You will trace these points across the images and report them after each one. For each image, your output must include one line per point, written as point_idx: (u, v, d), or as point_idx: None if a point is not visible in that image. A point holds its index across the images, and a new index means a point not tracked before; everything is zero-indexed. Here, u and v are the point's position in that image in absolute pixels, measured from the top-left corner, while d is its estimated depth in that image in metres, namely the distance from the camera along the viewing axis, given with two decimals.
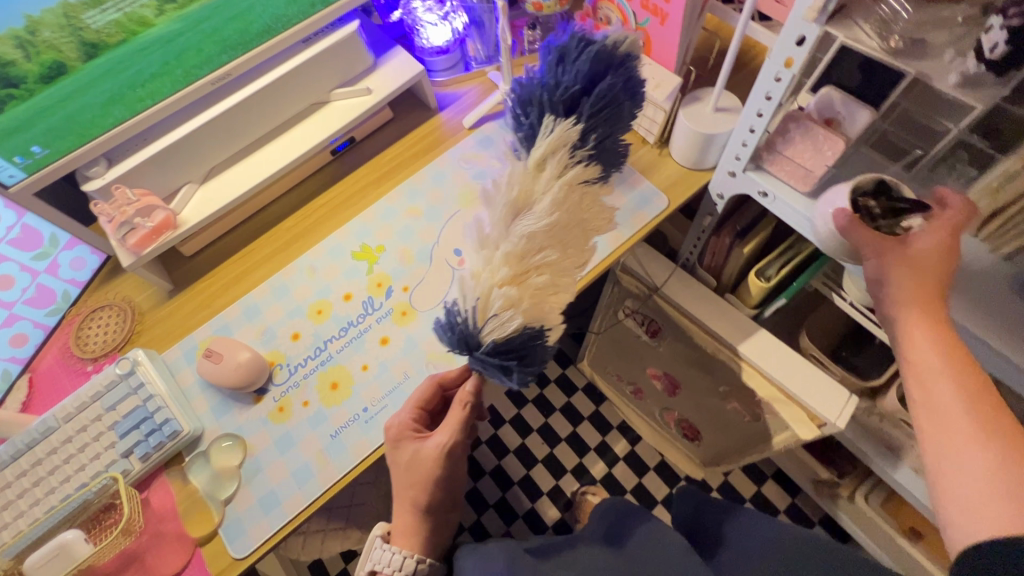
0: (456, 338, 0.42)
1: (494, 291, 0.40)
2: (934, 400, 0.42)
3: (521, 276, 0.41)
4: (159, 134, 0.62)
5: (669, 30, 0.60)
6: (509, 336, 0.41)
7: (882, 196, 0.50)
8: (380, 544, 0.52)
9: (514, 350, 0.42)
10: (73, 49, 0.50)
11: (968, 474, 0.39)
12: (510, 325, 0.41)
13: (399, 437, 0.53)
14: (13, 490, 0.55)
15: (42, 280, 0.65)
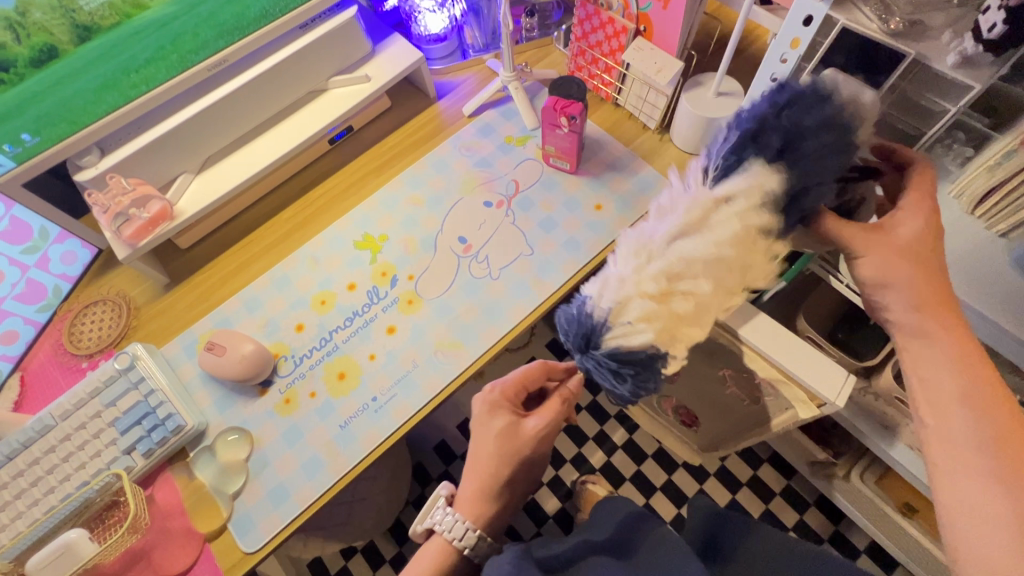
0: (580, 333, 0.38)
1: (633, 297, 0.36)
2: (948, 430, 0.40)
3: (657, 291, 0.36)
4: (154, 122, 0.60)
5: (671, 14, 0.60)
6: (635, 348, 0.37)
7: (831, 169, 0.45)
8: (444, 504, 0.52)
9: (635, 365, 0.37)
10: (65, 31, 0.48)
11: (970, 505, 0.38)
12: (638, 337, 0.36)
13: (493, 412, 0.53)
14: (10, 490, 0.53)
15: (32, 275, 0.62)
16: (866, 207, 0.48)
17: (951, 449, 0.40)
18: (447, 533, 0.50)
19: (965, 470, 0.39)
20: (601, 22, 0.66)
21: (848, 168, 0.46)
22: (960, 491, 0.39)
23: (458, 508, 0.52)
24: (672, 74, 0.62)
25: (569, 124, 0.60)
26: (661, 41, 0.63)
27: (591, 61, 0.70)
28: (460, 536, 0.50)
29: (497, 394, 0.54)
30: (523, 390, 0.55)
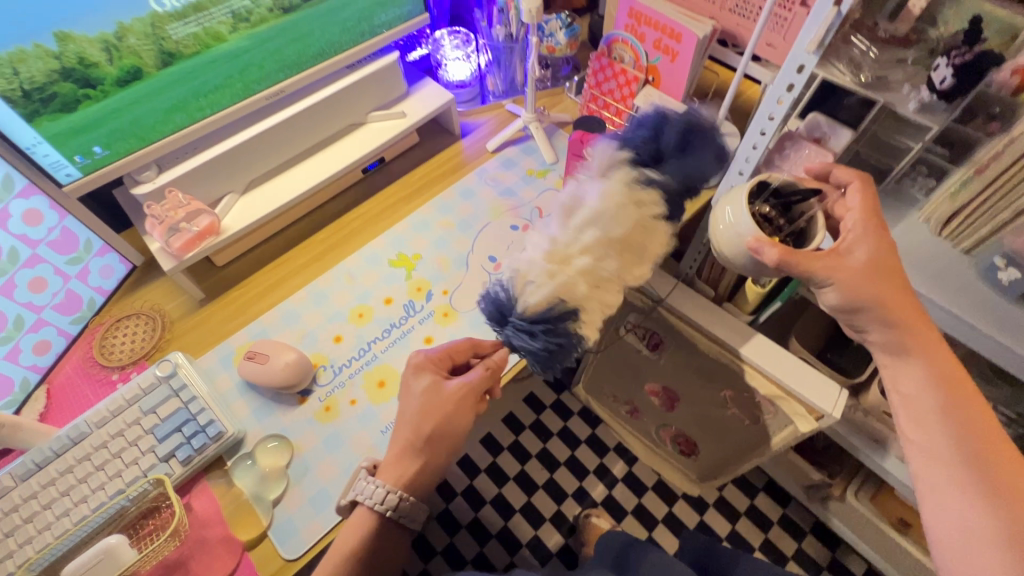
0: (494, 309, 0.48)
1: (537, 262, 0.45)
2: (930, 444, 0.44)
3: (580, 258, 0.44)
4: (209, 144, 0.64)
5: (679, 66, 0.70)
6: (545, 306, 0.45)
7: (773, 197, 0.51)
8: (367, 475, 0.50)
9: (550, 321, 0.45)
10: (152, 56, 0.53)
11: (959, 524, 0.40)
12: (543, 292, 0.44)
13: (419, 368, 0.53)
14: (40, 499, 0.52)
15: (71, 286, 0.62)
16: (817, 226, 0.48)
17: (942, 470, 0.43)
18: (374, 503, 0.48)
19: (952, 489, 0.41)
20: (614, 73, 0.76)
21: (789, 193, 0.50)
22: (954, 513, 0.41)
23: (380, 475, 0.50)
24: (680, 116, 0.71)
25: (594, 154, 0.68)
26: (668, 89, 0.73)
27: (602, 105, 0.79)
28: (382, 501, 0.48)
29: (422, 356, 0.53)
30: (450, 360, 0.54)
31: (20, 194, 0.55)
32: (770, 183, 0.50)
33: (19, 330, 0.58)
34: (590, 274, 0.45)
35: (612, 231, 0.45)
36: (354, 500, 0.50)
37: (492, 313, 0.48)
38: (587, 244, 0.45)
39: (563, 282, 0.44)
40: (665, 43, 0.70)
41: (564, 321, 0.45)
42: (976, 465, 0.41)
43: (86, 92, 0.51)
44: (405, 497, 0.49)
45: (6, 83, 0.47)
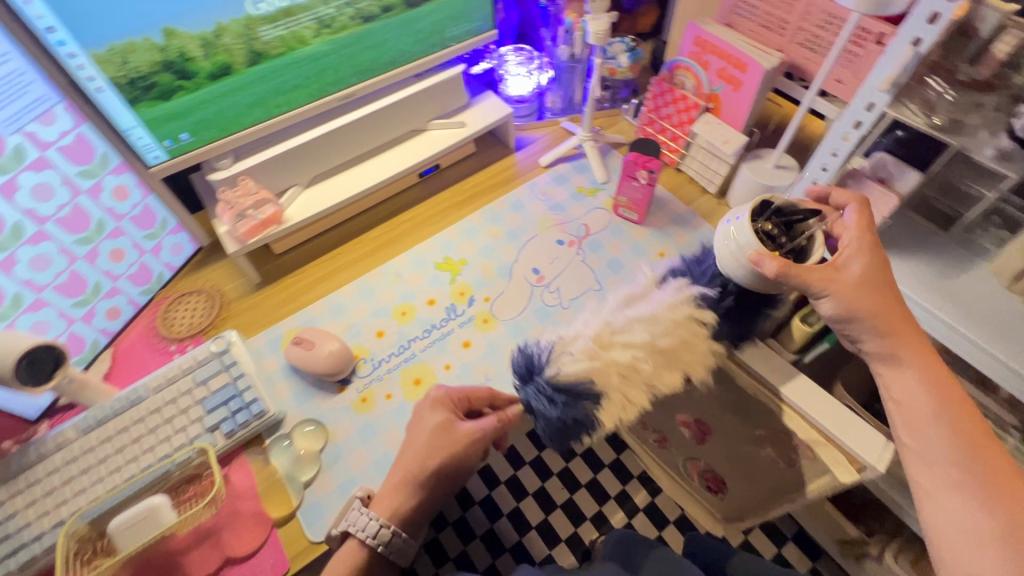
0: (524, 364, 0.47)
1: (586, 335, 0.45)
2: (926, 447, 0.42)
3: (625, 348, 0.44)
4: (282, 139, 0.68)
5: (742, 96, 0.70)
6: (573, 382, 0.44)
7: (774, 215, 0.52)
8: (361, 506, 0.50)
9: (572, 397, 0.44)
10: (242, 55, 0.57)
11: (957, 529, 0.39)
12: (579, 365, 0.44)
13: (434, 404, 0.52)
14: (95, 454, 0.55)
15: (145, 259, 0.66)
16: (815, 243, 0.49)
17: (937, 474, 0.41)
18: (361, 534, 0.48)
19: (949, 495, 0.40)
20: (673, 99, 0.76)
21: (790, 213, 0.52)
22: (953, 517, 0.40)
23: (374, 506, 0.50)
24: (738, 145, 0.71)
25: (647, 177, 0.68)
26: (728, 117, 0.73)
27: (659, 129, 0.80)
28: (373, 534, 0.48)
29: (441, 392, 0.53)
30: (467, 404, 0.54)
31: (114, 171, 0.59)
32: (771, 203, 0.53)
33: (96, 296, 0.61)
34: (625, 368, 0.44)
35: (659, 340, 0.45)
36: (343, 531, 0.50)
37: (521, 364, 0.47)
38: (636, 341, 0.44)
39: (601, 362, 0.44)
40: (729, 72, 0.69)
41: (590, 403, 0.43)
42: (967, 465, 0.40)
43: (181, 83, 0.55)
44: (395, 533, 0.48)
45: (116, 71, 0.51)
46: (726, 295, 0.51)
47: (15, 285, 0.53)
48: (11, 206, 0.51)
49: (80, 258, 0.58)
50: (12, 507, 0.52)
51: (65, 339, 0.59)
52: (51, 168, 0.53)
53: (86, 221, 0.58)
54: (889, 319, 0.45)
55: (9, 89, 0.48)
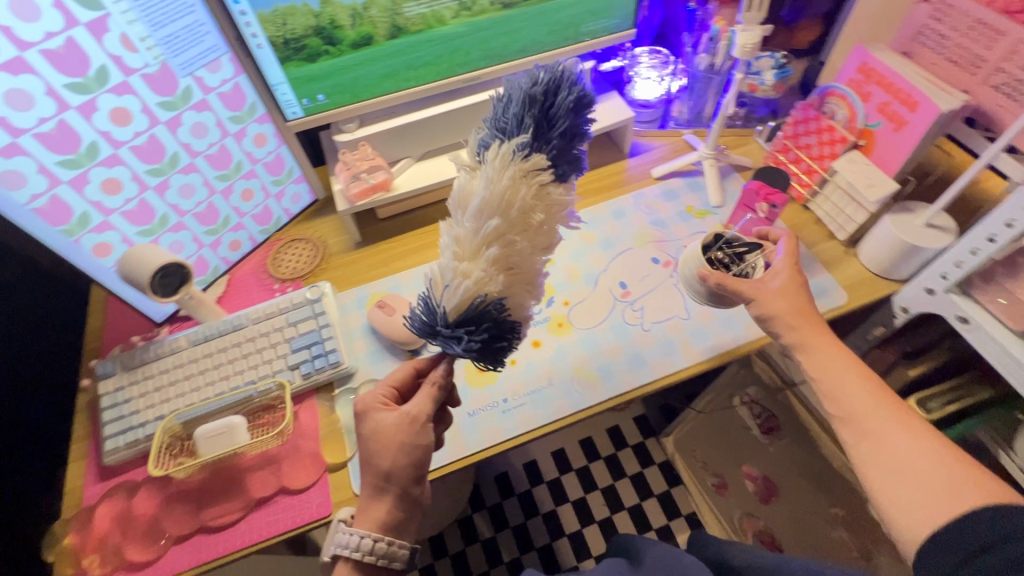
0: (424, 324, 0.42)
1: (448, 265, 0.41)
2: (845, 400, 0.46)
3: (488, 248, 0.40)
4: (404, 112, 0.71)
5: (903, 138, 0.61)
6: (463, 308, 0.40)
7: (723, 245, 0.61)
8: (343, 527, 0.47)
9: (475, 321, 0.41)
10: (385, 28, 0.60)
11: (889, 464, 0.42)
12: (458, 294, 0.40)
13: (366, 408, 0.48)
14: (198, 365, 0.62)
15: (269, 202, 0.73)
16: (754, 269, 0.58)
17: (878, 448, 0.43)
18: (354, 554, 0.45)
19: (887, 440, 0.43)
20: (819, 127, 0.69)
21: (737, 243, 0.61)
22: (885, 458, 0.42)
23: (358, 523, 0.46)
24: (884, 193, 0.62)
25: (768, 211, 0.62)
26: (880, 159, 0.64)
27: (792, 158, 0.72)
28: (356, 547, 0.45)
29: (366, 398, 0.49)
30: (395, 394, 0.50)
31: (258, 120, 0.65)
32: (722, 235, 0.62)
33: (224, 227, 0.69)
34: (500, 262, 0.41)
35: (511, 215, 0.40)
36: (333, 554, 0.47)
37: (418, 329, 0.43)
38: (492, 231, 0.40)
39: (477, 278, 0.40)
40: (893, 107, 0.61)
41: (489, 307, 0.40)
42: (902, 427, 0.43)
43: (327, 48, 0.59)
44: (390, 542, 0.46)
45: (275, 31, 0.56)
46: (527, 124, 0.41)
47: (164, 206, 0.60)
48: (174, 138, 0.58)
49: (218, 192, 0.65)
50: (129, 393, 0.61)
51: (193, 260, 0.67)
52: (209, 110, 0.60)
53: (228, 160, 0.64)
54: (799, 315, 0.51)
55: (188, 37, 0.54)
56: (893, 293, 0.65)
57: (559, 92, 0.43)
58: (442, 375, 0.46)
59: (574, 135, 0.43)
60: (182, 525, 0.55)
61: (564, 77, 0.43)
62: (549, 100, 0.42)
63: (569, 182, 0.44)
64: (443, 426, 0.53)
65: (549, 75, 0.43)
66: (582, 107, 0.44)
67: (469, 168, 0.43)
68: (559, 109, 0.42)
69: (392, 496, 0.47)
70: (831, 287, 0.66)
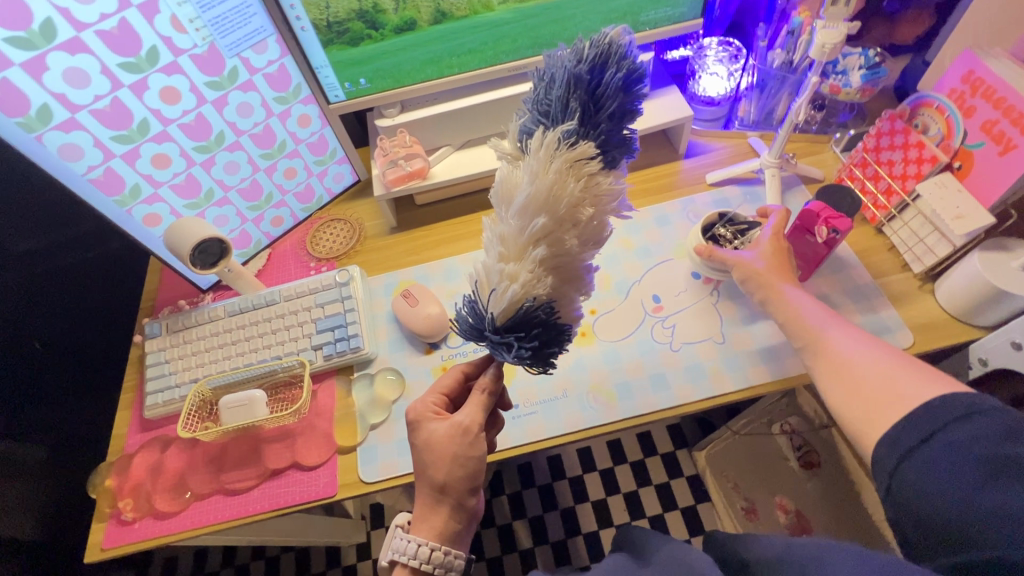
0: (471, 326, 0.39)
1: (493, 268, 0.37)
2: (795, 309, 0.50)
3: (534, 247, 0.36)
4: (446, 99, 0.69)
5: (1010, 163, 0.52)
6: (512, 312, 0.37)
7: (726, 222, 0.62)
8: (401, 532, 0.47)
9: (525, 326, 0.38)
10: (428, 13, 0.58)
11: (842, 361, 0.44)
12: (506, 298, 0.36)
13: (420, 417, 0.49)
14: (232, 335, 0.66)
15: (311, 181, 0.74)
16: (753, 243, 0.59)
17: (837, 360, 0.45)
18: (411, 561, 0.46)
19: (836, 337, 0.46)
20: (905, 142, 0.59)
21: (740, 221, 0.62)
22: (837, 355, 0.45)
23: (415, 531, 0.47)
24: (974, 227, 0.53)
25: (827, 236, 0.55)
26: (975, 186, 0.55)
27: (870, 174, 0.64)
28: (414, 557, 0.45)
29: (419, 408, 0.50)
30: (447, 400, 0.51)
31: (303, 101, 0.66)
32: (724, 213, 0.63)
33: (267, 204, 0.71)
34: (547, 262, 0.37)
35: (556, 210, 0.36)
36: (392, 560, 0.47)
37: (466, 330, 0.40)
38: (539, 230, 0.36)
39: (525, 280, 0.36)
40: (999, 127, 0.52)
41: (538, 311, 0.37)
42: (851, 333, 0.46)
43: (370, 32, 0.58)
44: (448, 551, 0.46)
45: (318, 14, 0.56)
46: (572, 109, 0.37)
47: (210, 181, 0.63)
48: (220, 117, 0.60)
49: (262, 169, 0.67)
50: (170, 355, 0.66)
51: (237, 233, 0.70)
52: (255, 90, 0.61)
53: (273, 139, 0.66)
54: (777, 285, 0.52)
55: (236, 18, 0.55)
56: (972, 340, 0.57)
57: (607, 69, 0.38)
58: (491, 380, 0.48)
59: (622, 118, 0.39)
60: (205, 484, 0.59)
61: (612, 50, 0.39)
62: (596, 79, 0.38)
63: (618, 169, 0.40)
64: (496, 431, 0.52)
65: (593, 52, 0.38)
66: (632, 85, 0.39)
67: (511, 158, 0.39)
68: (608, 89, 0.38)
69: (447, 507, 0.47)
70: (896, 326, 0.58)
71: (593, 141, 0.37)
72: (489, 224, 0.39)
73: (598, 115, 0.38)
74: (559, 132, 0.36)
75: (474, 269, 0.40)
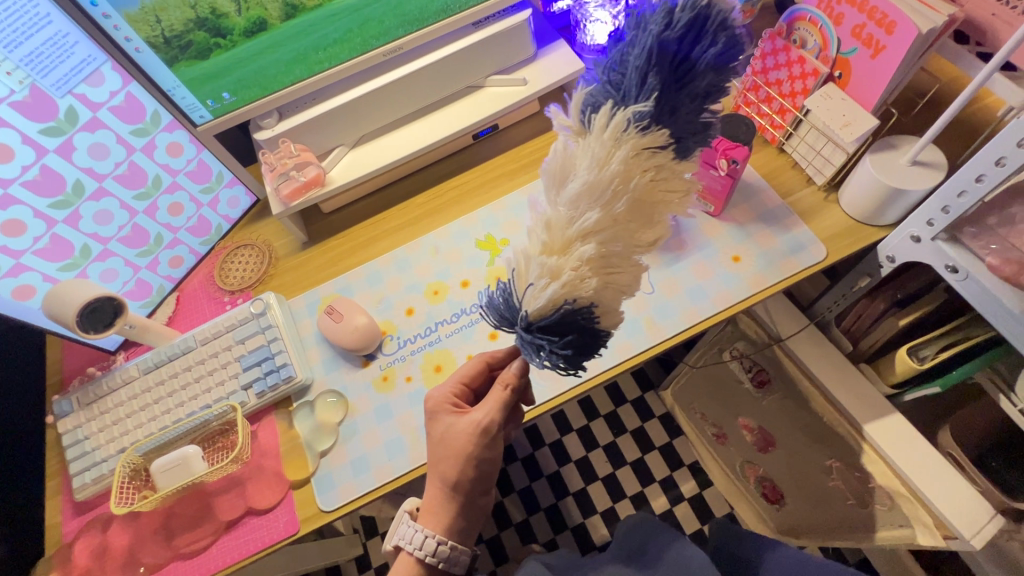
0: (501, 312, 0.37)
1: (534, 259, 0.35)
2: None
3: (582, 243, 0.34)
4: (327, 96, 0.64)
5: (881, 65, 0.53)
6: (548, 312, 0.35)
7: None
8: (408, 519, 0.49)
9: (560, 330, 0.36)
10: (277, 8, 0.53)
11: None
12: (545, 296, 0.34)
13: (436, 409, 0.49)
14: (151, 394, 0.61)
15: (203, 212, 0.69)
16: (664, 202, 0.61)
17: None
18: (417, 551, 0.47)
19: None
20: (788, 60, 0.60)
21: None
22: None
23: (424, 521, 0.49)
24: (862, 131, 0.54)
25: (729, 167, 0.56)
26: (857, 93, 0.57)
27: (763, 97, 0.64)
28: (420, 546, 0.47)
29: (435, 397, 0.50)
30: (467, 393, 0.51)
31: (166, 128, 0.61)
32: None
33: (159, 246, 0.66)
34: (596, 262, 0.35)
35: (615, 208, 0.35)
36: (397, 546, 0.49)
37: (495, 315, 0.38)
38: (591, 224, 0.35)
39: (568, 279, 0.34)
40: (869, 30, 0.53)
41: (579, 315, 0.35)
42: None
43: (217, 41, 0.53)
44: (453, 546, 0.48)
45: (150, 30, 0.50)
46: (652, 85, 0.35)
47: (82, 237, 0.58)
48: (71, 165, 0.55)
49: (141, 212, 0.62)
50: (89, 430, 0.61)
51: (132, 285, 0.65)
52: (104, 128, 0.56)
53: (144, 177, 0.61)
54: None
55: (55, 52, 0.50)
56: (879, 240, 0.60)
57: (699, 42, 0.36)
58: (516, 375, 0.46)
59: (706, 97, 0.37)
60: (158, 554, 0.56)
61: (710, 19, 0.35)
62: (683, 54, 0.36)
63: (692, 156, 0.39)
64: (514, 423, 0.52)
65: (690, 14, 0.35)
66: (723, 64, 0.37)
67: (574, 134, 0.37)
68: (698, 68, 0.36)
69: (451, 506, 0.48)
70: (809, 242, 0.60)
71: (667, 128, 0.36)
72: (534, 204, 0.37)
73: (677, 95, 0.36)
74: (637, 112, 0.35)
75: (513, 254, 0.37)
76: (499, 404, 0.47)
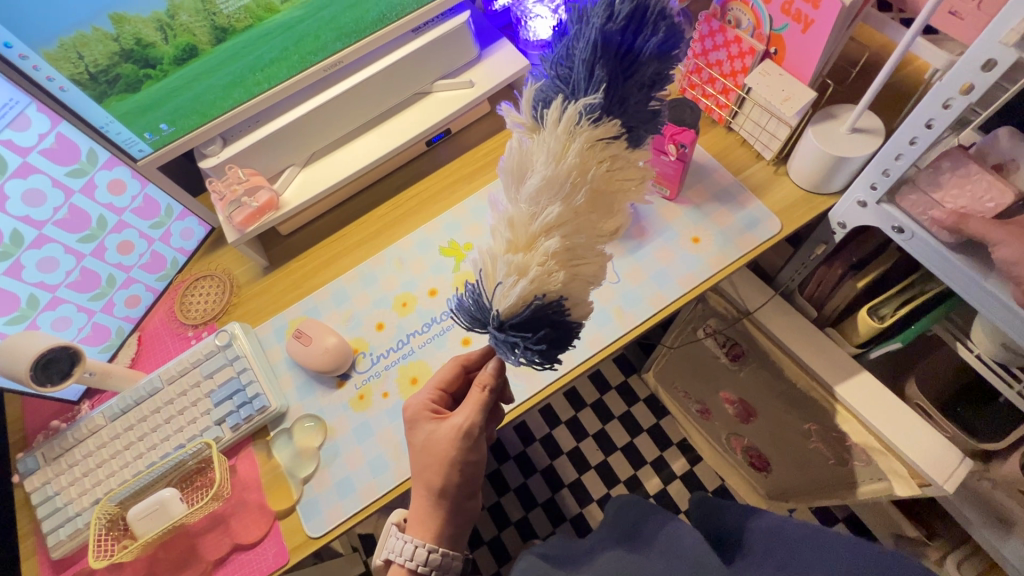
0: (470, 314, 0.37)
1: (500, 258, 0.35)
2: None
3: (546, 238, 0.35)
4: (272, 117, 0.63)
5: (812, 39, 0.55)
6: (519, 309, 0.35)
7: None
8: (396, 531, 0.49)
9: (532, 326, 0.35)
10: (205, 32, 0.51)
11: None
12: (515, 293, 0.34)
13: (415, 416, 0.49)
14: (121, 440, 0.60)
15: (156, 248, 0.67)
16: None
17: None
18: (407, 562, 0.47)
19: None
20: (725, 41, 0.61)
21: None
22: None
23: (412, 531, 0.48)
24: (801, 104, 0.56)
25: (678, 152, 0.57)
26: (793, 66, 0.58)
27: (707, 79, 0.65)
28: (411, 556, 0.47)
29: (413, 404, 0.50)
30: (444, 397, 0.50)
31: (104, 165, 0.59)
32: None
33: (112, 288, 0.64)
34: (562, 255, 0.35)
35: (575, 202, 0.35)
36: (388, 559, 0.48)
37: (466, 318, 0.38)
38: (552, 219, 0.35)
39: (536, 274, 0.34)
40: (798, 6, 0.54)
41: (550, 309, 0.35)
42: None
43: (147, 72, 0.51)
44: (444, 552, 0.48)
45: (73, 67, 0.48)
46: (600, 76, 0.35)
47: (27, 287, 0.56)
48: (6, 215, 0.52)
49: (88, 254, 0.60)
50: (59, 485, 0.59)
51: (89, 330, 0.63)
52: (37, 172, 0.54)
53: (87, 219, 0.59)
54: None
55: None
56: (830, 208, 0.62)
57: (642, 33, 0.36)
58: (492, 375, 0.46)
59: (652, 85, 0.38)
60: None
61: (650, 9, 0.36)
62: (627, 45, 0.36)
63: (642, 145, 0.40)
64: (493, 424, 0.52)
65: (631, 6, 0.36)
66: (666, 53, 0.38)
67: (528, 130, 0.37)
68: (643, 57, 0.36)
69: (439, 515, 0.48)
70: (763, 216, 0.61)
71: (618, 118, 0.37)
72: (495, 204, 0.37)
73: (625, 84, 0.37)
74: (587, 104, 0.35)
75: (478, 256, 0.37)
76: (473, 407, 0.47)
